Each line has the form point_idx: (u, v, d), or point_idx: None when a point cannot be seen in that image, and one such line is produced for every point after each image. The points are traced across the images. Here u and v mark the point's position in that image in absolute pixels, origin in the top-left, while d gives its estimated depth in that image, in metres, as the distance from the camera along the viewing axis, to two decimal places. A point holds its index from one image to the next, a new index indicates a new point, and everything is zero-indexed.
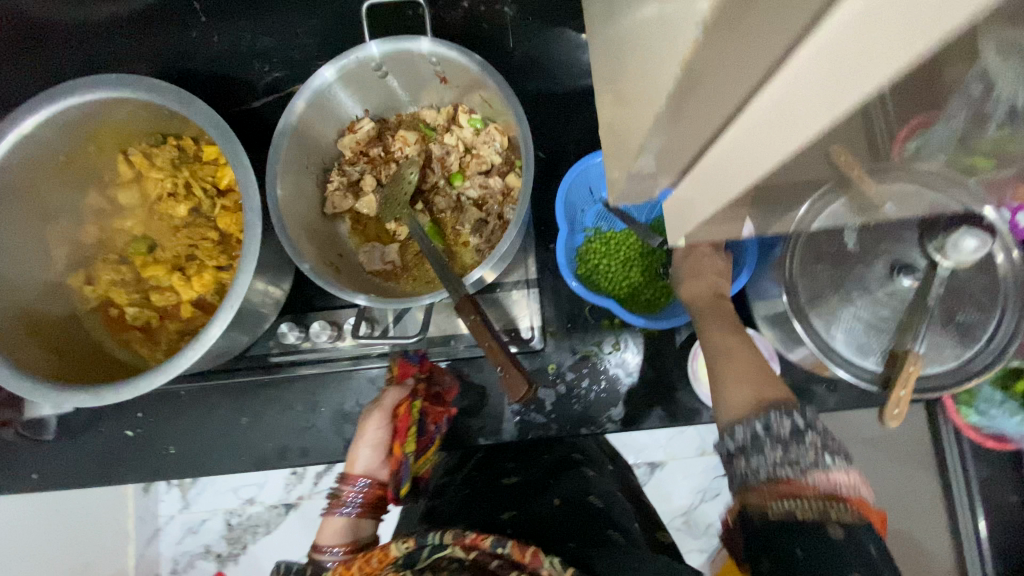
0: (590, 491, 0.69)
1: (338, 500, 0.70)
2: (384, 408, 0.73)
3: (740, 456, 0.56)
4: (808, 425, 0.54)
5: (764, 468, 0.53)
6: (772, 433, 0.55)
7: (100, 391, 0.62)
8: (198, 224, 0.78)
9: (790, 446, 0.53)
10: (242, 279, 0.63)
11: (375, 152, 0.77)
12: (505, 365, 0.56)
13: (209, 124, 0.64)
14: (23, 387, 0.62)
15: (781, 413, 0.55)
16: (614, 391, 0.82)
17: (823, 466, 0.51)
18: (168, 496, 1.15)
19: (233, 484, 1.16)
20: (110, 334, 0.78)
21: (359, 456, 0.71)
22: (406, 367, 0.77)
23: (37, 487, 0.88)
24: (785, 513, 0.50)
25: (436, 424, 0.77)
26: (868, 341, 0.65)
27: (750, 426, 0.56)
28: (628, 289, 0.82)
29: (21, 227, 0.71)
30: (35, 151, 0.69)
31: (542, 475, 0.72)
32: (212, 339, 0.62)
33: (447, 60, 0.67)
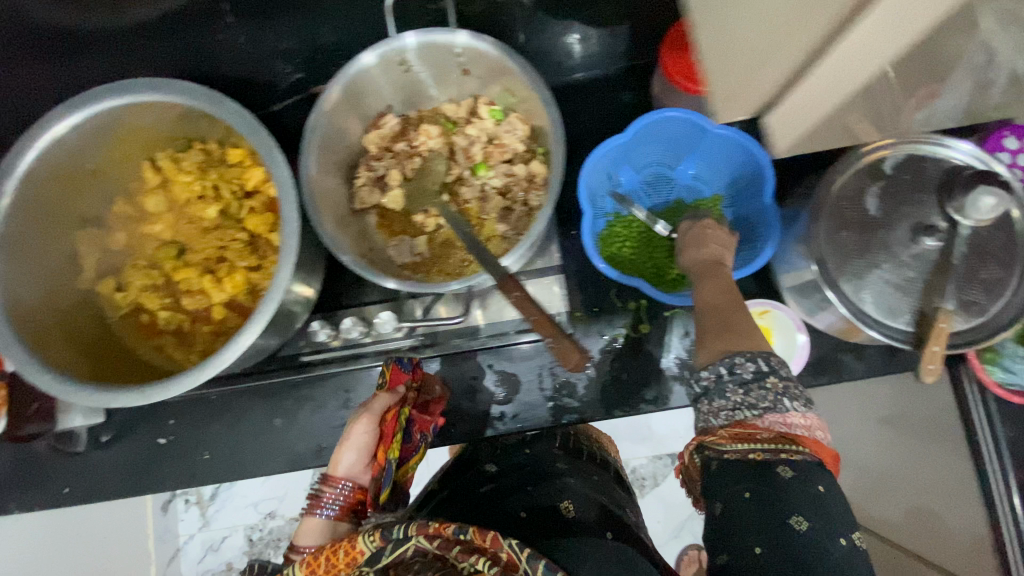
0: (563, 496, 0.65)
1: (317, 502, 0.66)
2: (373, 413, 0.69)
3: (704, 399, 0.60)
4: (769, 371, 0.57)
5: (723, 411, 0.58)
6: (733, 377, 0.58)
7: (146, 390, 0.62)
8: (227, 226, 0.79)
9: (750, 388, 0.57)
10: (283, 273, 0.64)
11: (399, 147, 0.78)
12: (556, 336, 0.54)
13: (242, 124, 0.66)
14: (68, 390, 0.63)
15: (744, 358, 0.58)
16: (644, 371, 0.83)
17: (780, 408, 0.56)
18: (186, 517, 1.32)
19: (252, 502, 1.32)
20: (142, 339, 0.78)
21: (343, 458, 0.67)
22: (398, 374, 0.74)
23: (71, 500, 0.88)
24: (741, 454, 0.56)
25: (422, 433, 0.75)
26: (897, 303, 0.66)
27: (714, 370, 0.59)
28: (651, 270, 0.82)
29: (53, 235, 0.72)
30: (66, 158, 0.70)
31: (514, 483, 0.69)
32: (256, 332, 0.63)
33: (470, 50, 0.69)
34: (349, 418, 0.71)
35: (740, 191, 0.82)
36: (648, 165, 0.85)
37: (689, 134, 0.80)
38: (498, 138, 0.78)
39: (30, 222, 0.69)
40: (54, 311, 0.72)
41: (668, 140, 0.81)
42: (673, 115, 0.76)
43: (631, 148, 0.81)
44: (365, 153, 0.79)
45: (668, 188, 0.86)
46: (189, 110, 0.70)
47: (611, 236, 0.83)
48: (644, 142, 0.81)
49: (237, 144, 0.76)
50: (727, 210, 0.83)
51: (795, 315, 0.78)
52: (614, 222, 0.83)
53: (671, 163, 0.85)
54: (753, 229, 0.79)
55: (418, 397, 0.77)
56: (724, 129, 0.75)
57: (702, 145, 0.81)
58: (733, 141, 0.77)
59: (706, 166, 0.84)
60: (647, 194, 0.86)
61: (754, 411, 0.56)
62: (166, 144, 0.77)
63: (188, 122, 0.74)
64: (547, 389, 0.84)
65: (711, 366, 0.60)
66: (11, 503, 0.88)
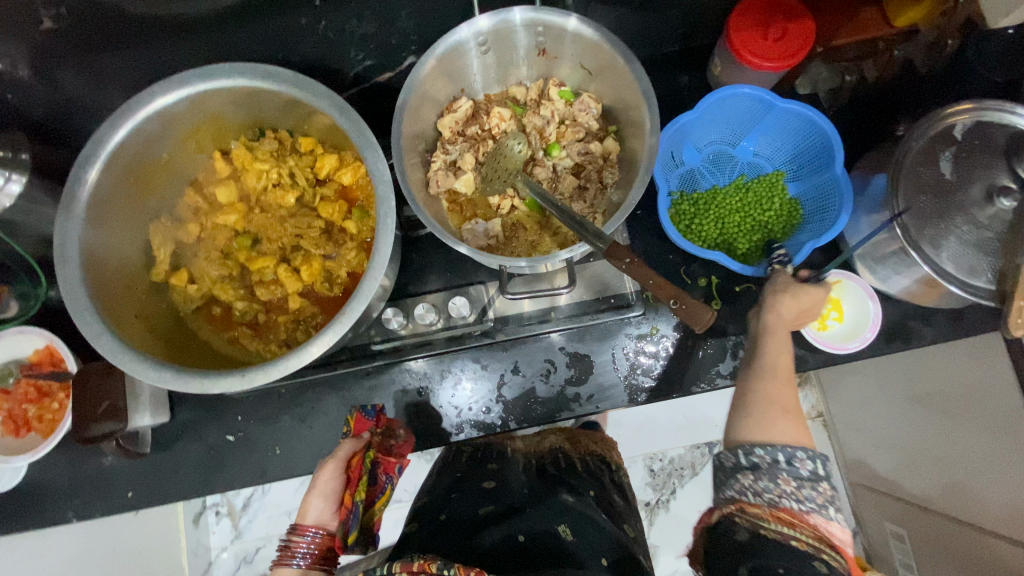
0: (558, 522, 0.69)
1: (288, 551, 0.64)
2: (338, 458, 0.69)
3: (748, 472, 0.58)
4: (819, 475, 0.57)
5: (770, 491, 0.56)
6: (789, 465, 0.57)
7: (246, 374, 0.61)
8: (302, 214, 0.78)
9: (801, 484, 0.56)
10: (383, 250, 0.64)
11: (473, 131, 0.79)
12: (681, 296, 0.56)
13: (332, 105, 0.66)
14: (162, 377, 0.61)
15: (804, 454, 0.58)
16: (718, 346, 0.84)
17: (826, 515, 0.55)
18: (218, 528, 1.41)
19: (286, 509, 1.43)
20: (215, 333, 0.77)
21: (312, 506, 0.67)
22: (362, 422, 0.76)
23: (132, 506, 0.85)
24: (779, 535, 0.53)
25: (390, 475, 0.70)
26: (978, 262, 0.67)
27: (771, 453, 0.58)
28: (724, 243, 0.84)
29: (128, 226, 0.71)
30: (144, 145, 0.70)
31: (503, 527, 0.67)
32: (356, 311, 0.64)
33: (549, 28, 0.71)
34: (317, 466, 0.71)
35: (803, 166, 0.85)
36: (710, 143, 0.88)
37: (753, 111, 0.83)
38: (570, 117, 0.79)
39: (107, 211, 0.68)
40: (132, 303, 0.70)
41: (731, 118, 0.85)
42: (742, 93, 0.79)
43: (696, 126, 0.84)
44: (439, 138, 0.80)
45: (729, 165, 0.89)
46: (271, 95, 0.70)
47: (682, 208, 0.84)
48: (708, 120, 0.84)
49: (311, 131, 0.77)
50: (791, 185, 0.86)
51: (867, 284, 0.81)
52: (680, 198, 0.85)
53: (732, 141, 0.88)
54: (822, 202, 0.82)
55: (383, 443, 0.72)
56: (791, 104, 0.79)
57: (766, 121, 0.84)
58: (799, 116, 0.80)
59: (766, 142, 0.88)
60: (710, 171, 0.89)
61: (802, 504, 0.55)
62: (239, 133, 0.77)
63: (265, 109, 0.74)
64: (621, 370, 0.85)
65: (772, 446, 0.59)
66: (71, 512, 0.84)
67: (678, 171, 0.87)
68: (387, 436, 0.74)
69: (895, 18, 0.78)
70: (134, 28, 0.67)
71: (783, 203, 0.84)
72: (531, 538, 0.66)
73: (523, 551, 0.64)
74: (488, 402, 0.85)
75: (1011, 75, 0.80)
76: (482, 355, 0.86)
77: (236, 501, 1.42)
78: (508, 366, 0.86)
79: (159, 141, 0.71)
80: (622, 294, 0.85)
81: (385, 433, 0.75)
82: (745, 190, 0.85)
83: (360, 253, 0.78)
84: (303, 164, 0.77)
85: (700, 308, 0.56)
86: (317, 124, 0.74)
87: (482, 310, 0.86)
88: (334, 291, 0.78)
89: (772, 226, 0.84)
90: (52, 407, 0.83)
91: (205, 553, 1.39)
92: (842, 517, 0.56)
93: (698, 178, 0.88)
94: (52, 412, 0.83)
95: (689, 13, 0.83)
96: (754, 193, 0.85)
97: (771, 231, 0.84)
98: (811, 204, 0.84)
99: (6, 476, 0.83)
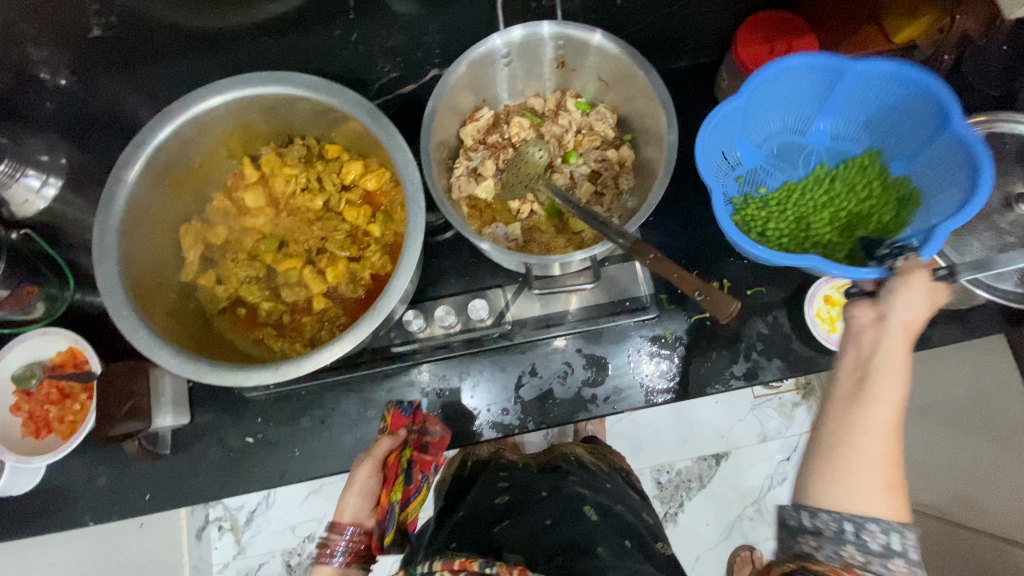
0: (584, 505, 0.78)
1: (328, 549, 0.70)
2: (375, 457, 0.75)
3: (811, 536, 0.54)
4: (901, 552, 0.52)
5: (838, 557, 0.52)
6: (858, 539, 0.52)
7: (282, 365, 0.64)
8: (328, 218, 0.81)
9: (872, 560, 0.52)
10: (412, 248, 0.67)
11: (493, 139, 0.82)
12: (704, 288, 0.59)
13: (363, 112, 0.70)
14: (197, 371, 0.63)
15: (880, 526, 0.52)
16: (732, 350, 0.86)
17: None
18: (222, 543, 1.41)
19: (291, 524, 1.43)
20: (239, 333, 0.78)
21: (348, 504, 0.73)
22: (399, 418, 0.80)
23: (150, 509, 0.85)
24: None
25: (425, 473, 0.78)
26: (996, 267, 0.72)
27: (838, 521, 0.53)
28: (818, 246, 0.78)
29: (158, 227, 0.74)
30: (178, 149, 0.72)
31: (532, 515, 0.75)
32: (388, 307, 0.67)
33: (569, 41, 0.75)
34: (353, 463, 0.76)
35: (898, 138, 0.78)
36: (774, 134, 0.83)
37: (816, 86, 0.76)
38: (587, 127, 0.83)
39: (142, 211, 0.70)
40: (162, 301, 0.72)
41: (792, 102, 0.79)
42: (803, 65, 0.72)
43: (747, 118, 0.78)
44: (460, 146, 0.83)
45: (802, 155, 0.84)
46: (304, 102, 0.73)
47: (752, 215, 0.80)
48: (762, 111, 0.79)
49: (338, 138, 0.80)
50: (892, 163, 0.79)
51: None
52: (745, 204, 0.82)
53: (799, 129, 0.83)
54: (938, 171, 0.73)
55: (420, 439, 0.79)
56: (866, 63, 0.71)
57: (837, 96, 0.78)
58: (877, 75, 0.72)
59: (841, 122, 0.81)
60: (778, 167, 0.84)
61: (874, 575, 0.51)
62: (268, 140, 0.80)
63: (296, 116, 0.77)
64: (637, 372, 0.86)
65: (835, 512, 0.53)
66: (87, 516, 0.85)
67: (737, 173, 0.82)
68: (422, 433, 0.80)
69: (894, 36, 0.82)
70: (175, 39, 0.71)
71: (879, 185, 0.78)
72: (557, 520, 0.74)
73: (554, 531, 0.72)
74: (505, 404, 0.87)
75: (1004, 89, 0.85)
76: (499, 358, 0.88)
77: (239, 515, 1.42)
78: (525, 368, 0.87)
79: (193, 144, 0.74)
80: (637, 297, 0.87)
81: (420, 429, 0.80)
82: (827, 182, 0.81)
83: (384, 255, 0.80)
84: (330, 170, 0.80)
85: (723, 300, 0.58)
86: (346, 131, 0.78)
87: (500, 312, 0.88)
88: (358, 293, 0.80)
89: (870, 216, 0.78)
90: (73, 408, 0.84)
91: (207, 569, 1.37)
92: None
93: (765, 177, 0.84)
94: (73, 413, 0.84)
95: (699, 31, 0.88)
96: (838, 185, 0.81)
97: (873, 220, 0.77)
98: (922, 176, 0.75)
99: (26, 477, 0.84)
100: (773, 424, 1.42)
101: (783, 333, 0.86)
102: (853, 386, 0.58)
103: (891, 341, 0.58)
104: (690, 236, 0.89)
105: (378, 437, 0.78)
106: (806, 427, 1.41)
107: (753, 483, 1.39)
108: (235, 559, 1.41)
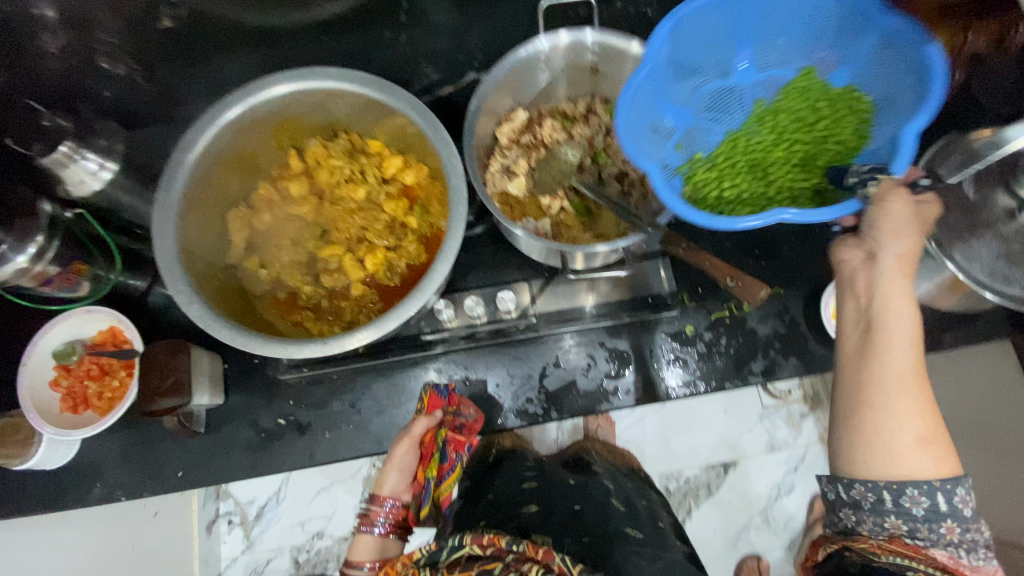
0: (611, 498, 0.79)
1: (370, 517, 0.86)
2: (413, 436, 0.84)
3: (851, 510, 0.66)
4: (949, 512, 0.62)
5: (884, 530, 0.65)
6: (901, 507, 0.62)
7: (330, 340, 0.68)
8: (369, 209, 0.85)
9: (918, 523, 0.63)
10: (454, 237, 0.71)
11: (526, 140, 0.87)
12: (738, 276, 0.82)
13: (411, 108, 0.74)
14: (251, 344, 0.68)
15: (920, 490, 0.61)
16: (751, 347, 0.89)
17: (942, 544, 0.63)
18: (231, 537, 1.31)
19: (300, 519, 1.33)
20: (280, 316, 0.81)
21: (388, 480, 0.86)
22: (435, 399, 0.86)
23: (182, 486, 0.87)
24: (893, 565, 0.63)
25: (458, 451, 0.89)
26: (1012, 272, 0.75)
27: (875, 492, 0.63)
28: (792, 197, 0.72)
29: (209, 211, 0.78)
30: (231, 136, 0.76)
31: (561, 500, 0.76)
32: (431, 290, 0.71)
33: (604, 48, 0.80)
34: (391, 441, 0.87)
35: (832, 45, 0.73)
36: (704, 87, 0.76)
37: (729, 25, 0.72)
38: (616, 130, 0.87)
39: (197, 194, 0.75)
40: (212, 281, 0.76)
41: (708, 49, 0.73)
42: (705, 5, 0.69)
43: (659, 83, 0.71)
44: (495, 144, 0.87)
45: (732, 99, 0.77)
46: (353, 97, 0.77)
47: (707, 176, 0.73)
48: (672, 69, 0.72)
49: (381, 133, 0.84)
50: (834, 74, 0.74)
51: None
52: (692, 170, 0.74)
53: (721, 71, 0.76)
54: (901, 64, 0.67)
55: (455, 421, 0.86)
56: None
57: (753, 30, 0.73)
58: None
59: (763, 51, 0.75)
60: (714, 121, 0.77)
61: (913, 536, 0.64)
62: (314, 132, 0.84)
63: (342, 111, 0.81)
64: (658, 367, 0.89)
65: (876, 484, 0.63)
66: (120, 492, 0.87)
67: (672, 140, 0.75)
68: (457, 415, 0.86)
69: None
70: None
71: (827, 105, 0.74)
72: (585, 506, 0.75)
73: (581, 516, 0.73)
74: (529, 394, 0.89)
75: (1014, 106, 0.90)
76: (525, 349, 0.91)
77: (249, 509, 1.32)
78: (550, 359, 0.90)
79: (245, 133, 0.78)
80: (660, 294, 0.90)
81: (455, 412, 0.87)
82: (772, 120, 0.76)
83: (420, 246, 0.83)
84: (371, 164, 0.84)
85: (752, 286, 0.82)
86: (388, 127, 0.82)
87: (528, 305, 0.90)
88: (394, 281, 0.83)
89: (830, 141, 0.73)
90: (113, 384, 0.85)
91: (215, 563, 1.29)
92: (977, 554, 0.63)
93: (702, 133, 0.76)
94: (112, 390, 0.85)
95: None
96: (780, 122, 0.75)
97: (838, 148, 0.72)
98: (874, 78, 0.71)
99: (61, 452, 0.85)
100: (777, 433, 1.40)
101: (800, 332, 0.89)
102: (867, 344, 0.63)
103: (892, 285, 0.63)
104: (712, 237, 0.93)
105: (416, 416, 0.86)
106: (814, 438, 1.39)
107: (759, 492, 1.39)
108: (243, 554, 1.31)
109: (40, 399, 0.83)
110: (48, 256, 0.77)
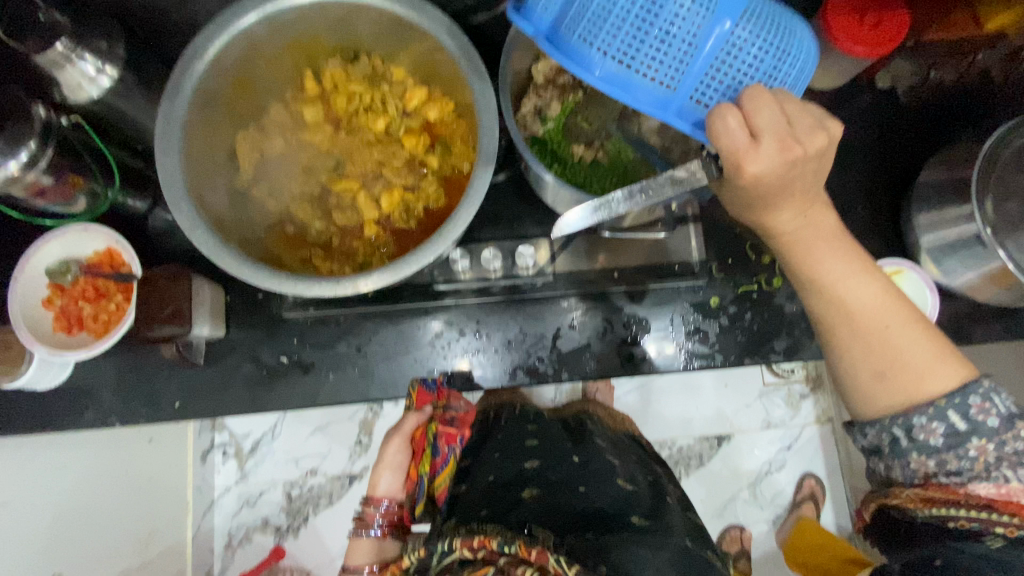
0: (617, 476, 0.76)
1: (365, 520, 0.80)
2: (403, 432, 0.82)
3: (875, 455, 0.58)
4: (971, 429, 0.53)
5: (915, 474, 0.55)
6: (917, 442, 0.54)
7: (343, 280, 0.64)
8: (388, 142, 0.78)
9: (943, 455, 0.53)
10: (482, 173, 0.65)
11: (564, 79, 0.79)
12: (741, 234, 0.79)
13: (444, 32, 0.67)
14: (272, 283, 0.64)
15: (928, 416, 0.53)
16: (775, 324, 0.86)
17: (995, 477, 0.52)
18: (224, 468, 1.31)
19: (295, 455, 1.33)
20: (287, 251, 0.76)
21: (382, 479, 0.82)
22: (424, 394, 0.82)
23: (179, 417, 0.86)
24: (931, 516, 0.53)
25: (451, 445, 0.81)
26: None
27: (886, 431, 0.56)
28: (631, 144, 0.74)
29: (214, 129, 0.72)
30: (245, 49, 0.70)
31: (564, 481, 0.73)
32: (451, 237, 0.65)
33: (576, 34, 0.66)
34: (385, 439, 0.84)
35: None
36: None
37: None
38: None
39: (204, 110, 0.69)
40: (216, 204, 0.70)
41: None
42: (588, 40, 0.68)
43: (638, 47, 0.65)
44: (529, 83, 0.80)
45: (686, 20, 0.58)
46: (380, 14, 0.69)
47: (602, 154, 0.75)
48: None
49: (405, 60, 0.77)
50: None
51: (927, 274, 0.83)
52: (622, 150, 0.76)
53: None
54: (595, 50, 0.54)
55: (445, 414, 0.82)
56: None
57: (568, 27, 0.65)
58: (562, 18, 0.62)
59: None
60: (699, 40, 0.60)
61: (954, 477, 0.53)
62: (334, 54, 0.78)
63: (365, 30, 0.74)
64: (675, 339, 0.86)
65: (882, 415, 0.55)
66: (115, 418, 0.85)
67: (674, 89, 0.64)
68: (446, 408, 0.82)
69: (985, 20, 0.80)
70: None
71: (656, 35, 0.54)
72: (592, 491, 0.72)
73: (587, 499, 0.71)
74: (539, 355, 0.86)
75: None
76: (544, 311, 0.87)
77: (244, 441, 1.31)
78: (564, 321, 0.86)
79: (260, 45, 0.71)
80: (687, 263, 0.86)
81: (445, 406, 0.82)
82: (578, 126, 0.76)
83: (439, 189, 0.78)
84: (394, 93, 0.78)
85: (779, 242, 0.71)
86: (415, 53, 0.75)
87: (546, 263, 0.86)
88: (410, 225, 0.78)
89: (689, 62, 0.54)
90: (108, 307, 0.81)
91: (208, 492, 1.28)
92: None
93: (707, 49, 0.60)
94: (108, 313, 0.81)
95: None
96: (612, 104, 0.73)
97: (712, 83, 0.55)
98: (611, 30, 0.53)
99: (54, 371, 0.82)
100: (778, 411, 1.39)
101: None
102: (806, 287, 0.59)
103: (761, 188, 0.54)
104: None
105: (407, 411, 0.84)
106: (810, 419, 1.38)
107: (750, 467, 1.38)
108: (237, 485, 1.31)
109: (31, 317, 0.79)
110: (42, 165, 0.71)
